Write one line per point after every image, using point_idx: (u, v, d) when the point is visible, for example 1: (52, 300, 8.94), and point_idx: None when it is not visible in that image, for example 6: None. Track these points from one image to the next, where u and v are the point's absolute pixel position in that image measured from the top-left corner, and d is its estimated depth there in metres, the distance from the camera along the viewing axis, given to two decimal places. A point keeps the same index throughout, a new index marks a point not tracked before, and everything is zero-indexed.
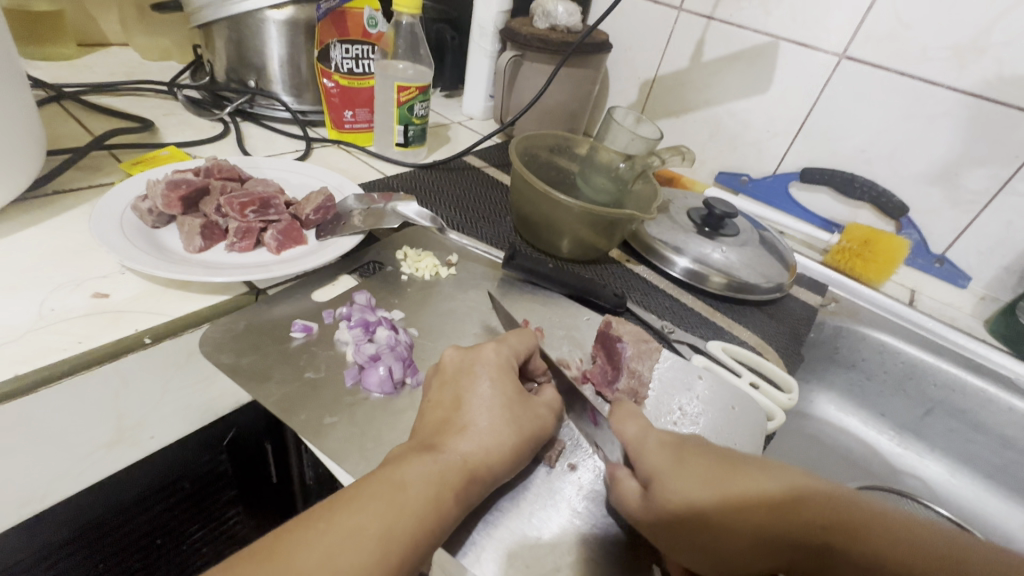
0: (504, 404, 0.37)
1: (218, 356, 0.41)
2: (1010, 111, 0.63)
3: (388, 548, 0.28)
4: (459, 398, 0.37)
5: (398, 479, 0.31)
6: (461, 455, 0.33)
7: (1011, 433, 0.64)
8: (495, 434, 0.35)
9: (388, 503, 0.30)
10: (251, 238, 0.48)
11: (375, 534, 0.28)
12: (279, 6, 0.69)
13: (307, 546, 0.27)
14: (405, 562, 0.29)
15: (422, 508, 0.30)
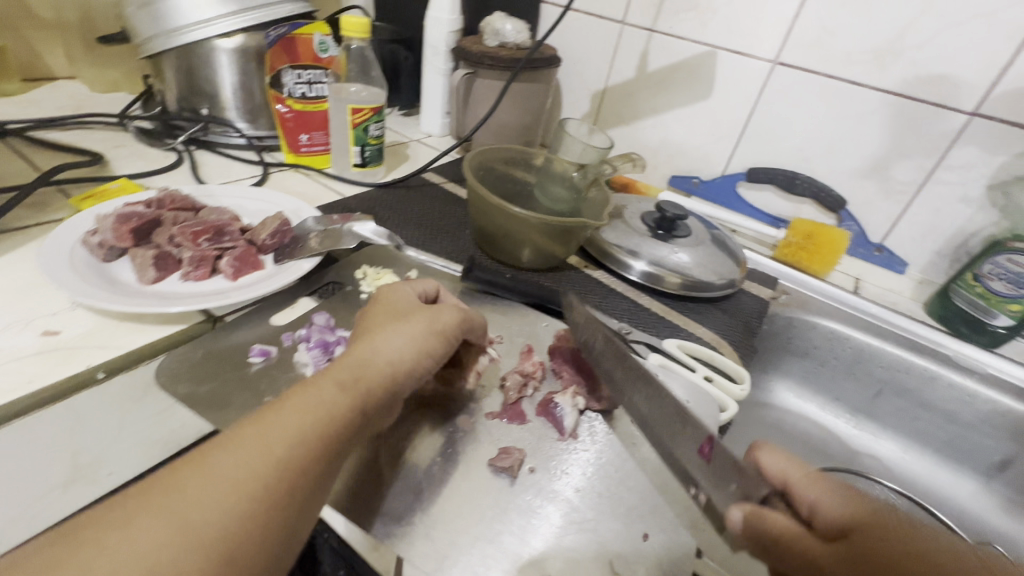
0: (399, 319, 0.42)
1: (175, 386, 0.40)
2: (929, 107, 0.68)
3: (286, 442, 0.31)
4: (359, 328, 0.42)
5: (294, 390, 0.35)
6: (335, 384, 0.35)
7: (953, 407, 0.68)
8: (387, 336, 0.40)
9: (281, 406, 0.33)
10: (207, 266, 0.48)
11: (268, 431, 0.31)
12: (228, 35, 0.70)
13: (175, 489, 0.28)
14: (306, 445, 0.32)
15: (317, 400, 0.34)
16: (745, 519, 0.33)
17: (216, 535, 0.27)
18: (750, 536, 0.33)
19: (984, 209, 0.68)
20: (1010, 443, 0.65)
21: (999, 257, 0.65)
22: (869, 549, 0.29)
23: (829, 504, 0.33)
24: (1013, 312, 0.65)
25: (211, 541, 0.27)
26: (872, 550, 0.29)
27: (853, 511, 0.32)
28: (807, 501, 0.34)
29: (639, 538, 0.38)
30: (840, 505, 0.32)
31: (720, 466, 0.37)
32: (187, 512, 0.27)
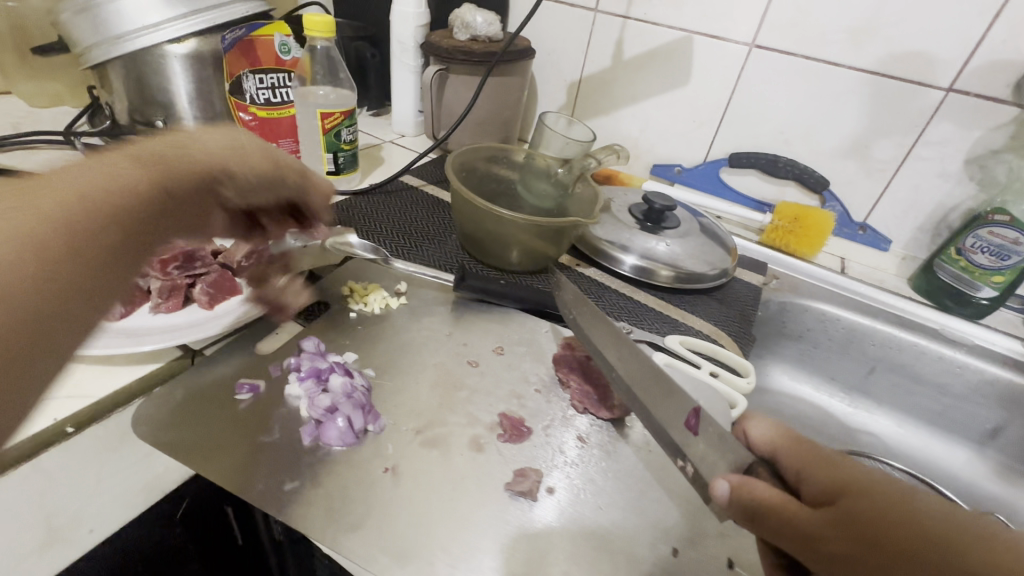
0: (265, 161, 0.36)
1: (156, 434, 0.37)
2: (906, 85, 0.68)
3: (86, 193, 0.25)
4: (237, 155, 0.34)
5: (142, 153, 0.29)
6: (173, 175, 0.30)
7: (944, 379, 0.69)
8: (234, 159, 0.34)
9: (94, 168, 0.27)
10: (178, 296, 0.44)
11: (76, 185, 0.26)
12: (179, 39, 0.64)
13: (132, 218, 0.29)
14: (145, 194, 0.28)
15: (144, 156, 0.29)
16: (731, 489, 0.33)
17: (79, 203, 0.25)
18: (739, 503, 0.33)
19: (963, 182, 0.69)
20: (999, 411, 0.67)
21: (980, 230, 0.66)
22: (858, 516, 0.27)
23: (817, 473, 0.32)
24: (997, 284, 0.66)
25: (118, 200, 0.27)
26: (866, 517, 0.27)
27: (840, 474, 0.31)
28: (795, 471, 0.33)
29: (669, 554, 0.36)
30: (826, 473, 0.31)
31: (705, 439, 0.37)
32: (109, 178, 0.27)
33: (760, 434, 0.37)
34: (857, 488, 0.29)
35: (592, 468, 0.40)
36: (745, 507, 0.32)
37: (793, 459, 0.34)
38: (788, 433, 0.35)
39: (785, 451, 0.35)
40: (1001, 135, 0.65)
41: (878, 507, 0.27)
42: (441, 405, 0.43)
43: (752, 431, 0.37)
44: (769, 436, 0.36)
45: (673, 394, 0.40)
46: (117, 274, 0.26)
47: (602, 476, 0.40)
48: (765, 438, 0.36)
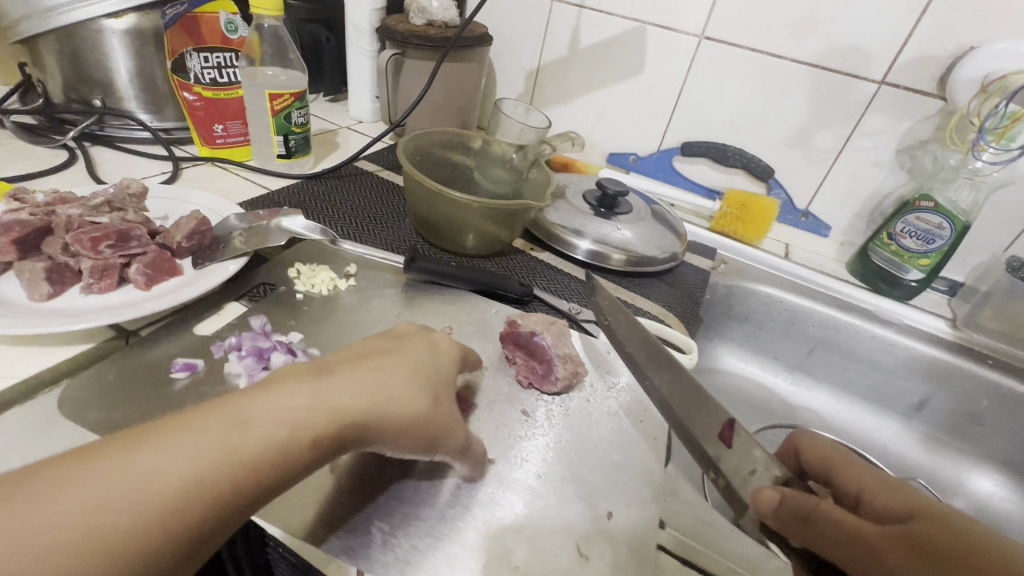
0: None
1: (84, 414, 0.35)
2: (843, 77, 0.71)
3: None
4: None
5: None
6: None
7: (876, 357, 0.73)
8: None
9: None
10: (112, 276, 0.43)
11: None
12: (117, 14, 0.62)
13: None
14: None
15: None
16: (781, 496, 0.34)
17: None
18: (788, 506, 0.34)
19: (894, 171, 0.73)
20: (925, 385, 0.72)
21: (908, 215, 0.69)
22: (921, 530, 0.32)
23: (879, 495, 0.36)
24: (923, 266, 0.70)
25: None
26: (928, 537, 0.31)
27: (898, 498, 0.35)
28: (855, 492, 0.38)
29: (603, 516, 0.38)
30: (891, 493, 0.36)
31: (740, 451, 0.38)
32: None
33: (808, 440, 0.44)
34: (922, 511, 0.33)
35: (534, 442, 0.42)
36: (798, 509, 0.33)
37: (851, 480, 0.39)
38: (841, 453, 0.42)
39: (842, 469, 0.40)
40: (928, 126, 0.69)
41: (947, 534, 0.31)
42: None
43: (809, 438, 0.44)
44: (825, 452, 0.43)
45: (707, 405, 0.41)
46: None
47: (542, 448, 0.42)
48: (816, 452, 0.43)
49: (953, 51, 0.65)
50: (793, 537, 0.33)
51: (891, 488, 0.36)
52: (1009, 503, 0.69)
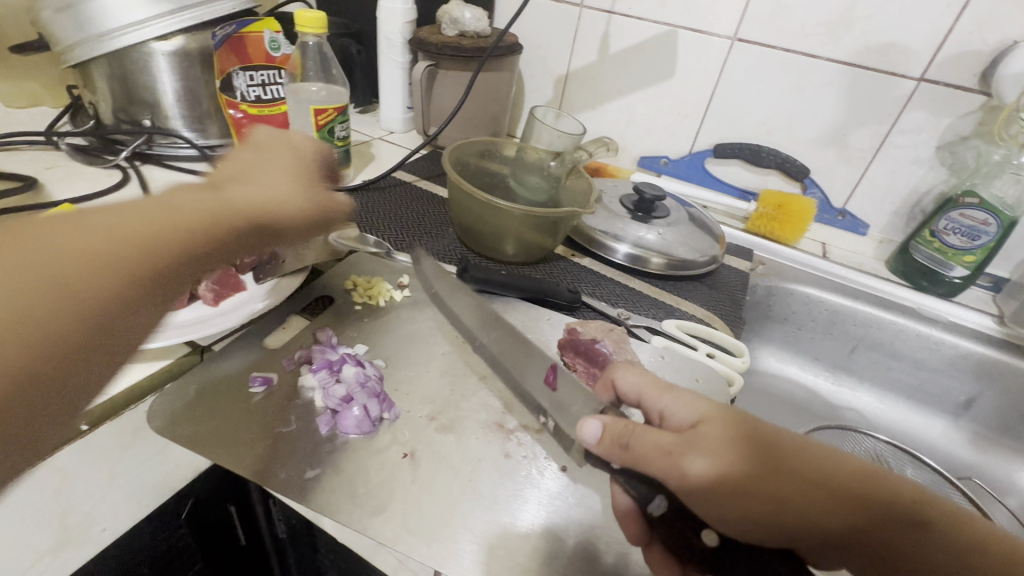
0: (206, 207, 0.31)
1: (174, 429, 0.36)
2: (880, 75, 0.71)
3: (96, 244, 0.25)
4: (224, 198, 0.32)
5: (174, 203, 0.29)
6: (176, 208, 0.29)
7: (921, 355, 0.73)
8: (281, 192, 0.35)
9: (162, 207, 0.29)
10: (182, 291, 0.42)
11: (192, 211, 0.30)
12: (166, 37, 0.64)
13: (39, 231, 0.24)
14: (189, 235, 0.29)
15: (192, 217, 0.29)
16: (604, 426, 0.35)
17: (174, 254, 0.28)
18: (612, 435, 0.35)
19: (935, 168, 0.73)
20: (973, 383, 0.71)
21: (952, 213, 0.69)
22: (708, 438, 0.32)
23: (674, 408, 0.36)
24: (967, 263, 0.70)
25: (156, 266, 0.27)
26: (727, 450, 0.31)
27: (697, 408, 0.34)
28: (658, 410, 0.37)
29: None
30: (688, 406, 0.35)
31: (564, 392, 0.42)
32: (55, 264, 0.24)
33: (626, 373, 0.40)
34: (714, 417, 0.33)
35: None
36: (617, 438, 0.34)
37: (656, 404, 0.37)
38: (653, 379, 0.39)
39: (647, 392, 0.38)
40: (969, 122, 0.69)
41: (730, 432, 0.32)
42: (453, 393, 0.44)
43: (620, 370, 0.40)
44: (631, 380, 0.39)
45: (533, 354, 0.45)
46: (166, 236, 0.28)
47: None
48: (626, 379, 0.39)
49: (996, 46, 0.64)
50: (618, 460, 0.34)
51: (682, 398, 0.35)
52: None
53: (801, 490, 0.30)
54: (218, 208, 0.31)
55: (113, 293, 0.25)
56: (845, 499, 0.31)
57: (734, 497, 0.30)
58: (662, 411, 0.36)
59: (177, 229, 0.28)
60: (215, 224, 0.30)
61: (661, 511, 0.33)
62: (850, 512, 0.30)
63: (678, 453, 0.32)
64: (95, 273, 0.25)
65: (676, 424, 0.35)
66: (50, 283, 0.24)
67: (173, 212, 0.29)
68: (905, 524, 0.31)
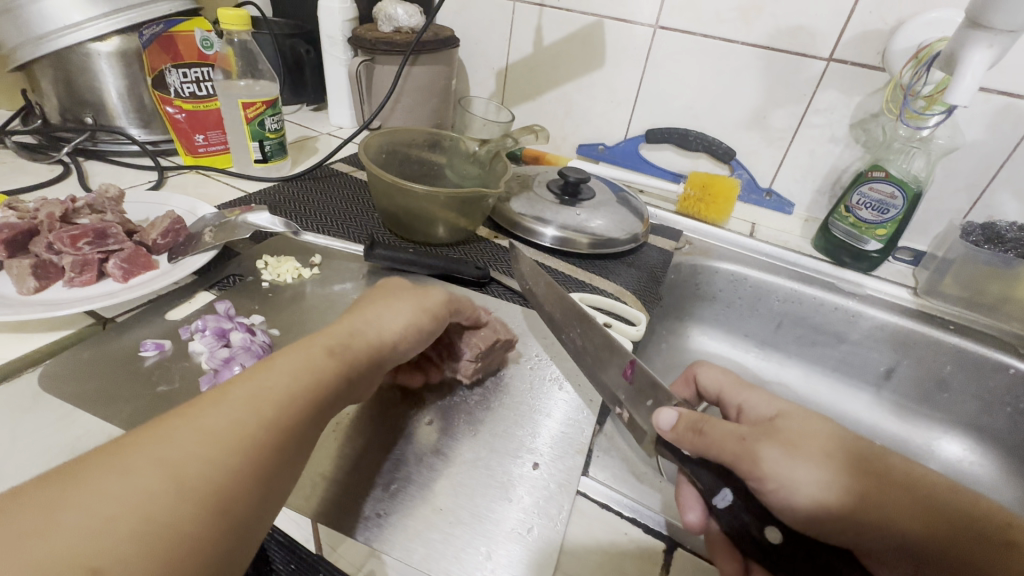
0: (258, 396, 0.29)
1: (61, 388, 0.39)
2: (793, 57, 0.73)
3: (183, 461, 0.25)
4: (269, 380, 0.30)
5: (215, 411, 0.28)
6: (228, 404, 0.28)
7: (841, 328, 0.74)
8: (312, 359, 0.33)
9: (216, 412, 0.28)
10: (92, 270, 0.48)
11: (249, 408, 0.28)
12: (102, 38, 0.67)
13: (116, 462, 0.25)
14: (254, 447, 0.28)
15: (244, 413, 0.28)
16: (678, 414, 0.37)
17: (262, 425, 0.28)
18: (686, 421, 0.37)
19: (851, 146, 0.75)
20: (891, 353, 0.73)
21: (863, 188, 0.70)
22: (788, 432, 0.35)
23: (752, 404, 0.42)
24: (880, 237, 0.71)
25: (252, 440, 0.27)
26: (790, 433, 0.35)
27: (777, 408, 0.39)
28: (738, 404, 0.44)
29: (529, 468, 0.40)
30: (765, 402, 0.41)
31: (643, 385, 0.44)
32: (145, 483, 0.24)
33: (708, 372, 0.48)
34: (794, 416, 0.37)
35: (472, 403, 0.45)
36: (691, 423, 0.36)
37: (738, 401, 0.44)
38: (734, 377, 0.46)
39: (732, 391, 0.45)
40: (877, 99, 0.71)
41: (805, 430, 0.35)
42: None
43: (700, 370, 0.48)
44: (716, 380, 0.47)
45: (615, 351, 0.48)
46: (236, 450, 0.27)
47: (476, 411, 0.44)
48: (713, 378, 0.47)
49: (894, 24, 0.66)
50: (688, 446, 0.36)
51: (761, 396, 0.42)
52: (978, 467, 0.69)
53: (871, 483, 0.33)
54: (265, 399, 0.29)
55: (224, 469, 0.26)
56: (918, 503, 0.32)
57: (798, 477, 0.32)
58: (741, 406, 0.43)
59: (232, 435, 0.27)
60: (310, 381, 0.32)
61: (728, 502, 0.35)
62: (925, 516, 0.32)
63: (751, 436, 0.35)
64: (176, 514, 0.24)
65: (757, 416, 0.41)
66: (149, 509, 0.23)
67: (224, 416, 0.28)
68: (978, 538, 0.31)
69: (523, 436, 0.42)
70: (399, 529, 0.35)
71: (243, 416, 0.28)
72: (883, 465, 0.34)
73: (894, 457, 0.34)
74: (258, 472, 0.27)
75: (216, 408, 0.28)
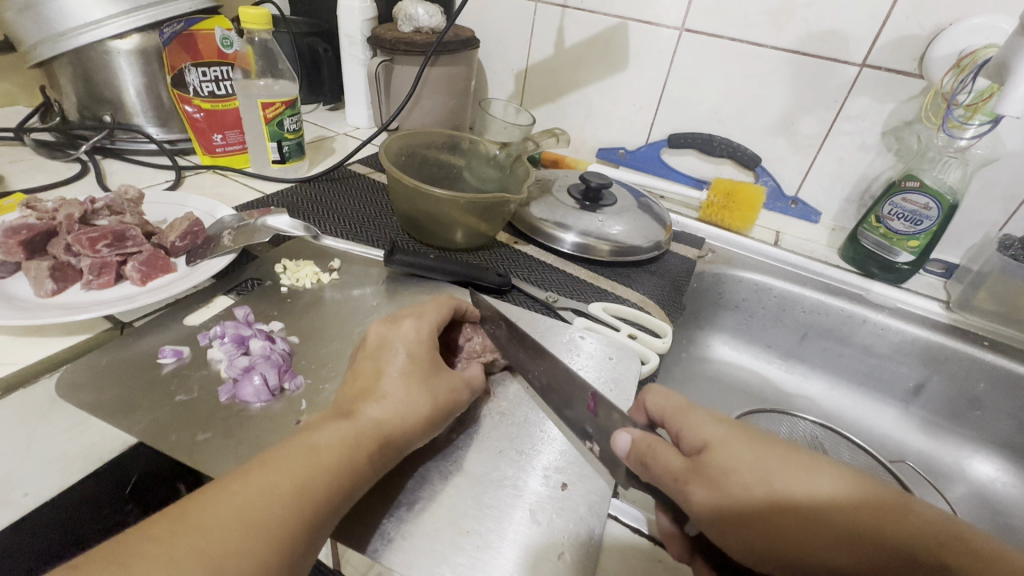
0: (296, 491, 0.30)
1: (79, 395, 0.38)
2: (825, 62, 0.71)
3: (217, 559, 0.26)
4: (306, 469, 0.31)
5: (258, 502, 0.29)
6: (268, 496, 0.29)
7: (870, 342, 0.72)
8: (348, 448, 0.33)
9: (254, 505, 0.28)
10: (110, 273, 0.47)
11: (287, 504, 0.29)
12: (122, 35, 0.66)
13: (155, 552, 0.25)
14: (284, 547, 0.28)
15: (281, 508, 0.29)
16: (630, 441, 0.36)
17: (299, 517, 0.29)
18: (637, 451, 0.35)
19: (882, 154, 0.73)
20: (921, 369, 0.70)
21: (896, 197, 0.68)
22: (719, 470, 0.32)
23: (692, 428, 0.35)
24: (912, 248, 0.69)
25: (281, 541, 0.28)
26: (726, 476, 0.31)
27: (715, 434, 0.34)
28: (676, 433, 0.36)
29: (556, 488, 0.38)
30: (706, 426, 0.34)
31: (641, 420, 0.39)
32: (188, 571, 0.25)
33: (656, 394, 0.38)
34: (725, 442, 0.33)
35: (496, 418, 0.43)
36: (639, 455, 0.35)
37: (678, 426, 0.36)
38: (681, 402, 0.37)
39: (670, 411, 0.37)
40: (912, 107, 0.69)
41: (738, 470, 0.32)
42: None
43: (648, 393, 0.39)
44: (660, 401, 0.38)
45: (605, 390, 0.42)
46: (269, 547, 0.28)
47: (499, 427, 0.43)
48: (655, 399, 0.38)
49: (932, 31, 0.64)
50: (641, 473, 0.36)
51: (704, 420, 0.35)
52: (1011, 488, 0.67)
53: (807, 524, 0.30)
54: (304, 495, 0.30)
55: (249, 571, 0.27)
56: (848, 532, 0.29)
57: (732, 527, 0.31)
58: (679, 433, 0.35)
59: (267, 530, 0.28)
60: (344, 468, 0.32)
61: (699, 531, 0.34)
62: (852, 547, 0.29)
63: (685, 479, 0.33)
64: None
65: (694, 446, 0.34)
66: None
67: (265, 509, 0.28)
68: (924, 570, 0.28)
69: (549, 454, 0.41)
70: (424, 551, 0.34)
71: (281, 511, 0.29)
72: (815, 496, 0.31)
73: (836, 491, 0.31)
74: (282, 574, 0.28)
75: (255, 498, 0.29)
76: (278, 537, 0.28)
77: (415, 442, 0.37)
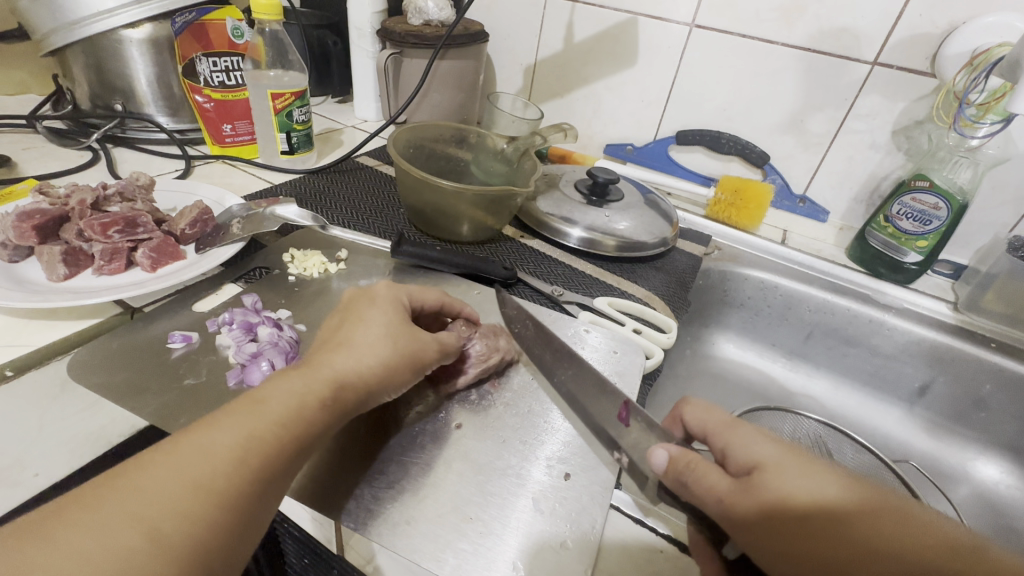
0: (240, 442, 0.30)
1: (90, 377, 0.39)
2: (836, 60, 0.71)
3: (152, 513, 0.26)
4: (251, 421, 0.31)
5: (193, 455, 0.28)
6: (205, 450, 0.29)
7: (876, 342, 0.72)
8: (297, 398, 0.33)
9: (193, 458, 0.28)
10: (121, 259, 0.47)
11: (228, 455, 0.29)
12: (134, 24, 0.67)
13: (90, 509, 0.26)
14: (228, 498, 0.28)
15: (222, 460, 0.29)
16: (667, 456, 0.33)
17: (243, 467, 0.29)
18: (676, 466, 0.33)
19: (891, 153, 0.73)
20: (927, 369, 0.70)
21: (905, 197, 0.68)
22: (773, 493, 0.29)
23: (739, 446, 0.33)
24: (921, 249, 0.69)
25: (223, 491, 0.28)
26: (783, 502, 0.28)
27: (762, 454, 0.31)
28: (720, 450, 0.34)
29: (560, 477, 0.39)
30: (756, 444, 0.32)
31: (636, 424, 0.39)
32: (120, 528, 0.25)
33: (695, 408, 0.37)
34: (777, 464, 0.30)
35: (501, 409, 0.44)
36: (678, 475, 0.32)
37: (718, 441, 0.34)
38: (724, 418, 0.35)
39: (711, 427, 0.35)
40: (923, 105, 0.68)
41: (799, 499, 0.28)
42: None
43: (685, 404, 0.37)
44: (698, 414, 0.36)
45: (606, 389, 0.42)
46: (210, 499, 0.27)
47: (504, 418, 0.43)
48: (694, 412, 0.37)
49: (945, 29, 0.64)
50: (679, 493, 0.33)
51: (752, 438, 0.32)
52: (1015, 491, 0.67)
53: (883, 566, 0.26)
54: (246, 446, 0.30)
55: (189, 522, 0.27)
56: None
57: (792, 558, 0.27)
58: (725, 449, 0.33)
59: (207, 483, 0.28)
60: (294, 420, 0.32)
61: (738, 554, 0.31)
62: None
63: (732, 500, 0.30)
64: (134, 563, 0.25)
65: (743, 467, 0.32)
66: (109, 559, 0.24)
67: (204, 463, 0.28)
68: None
69: (552, 445, 0.41)
70: (429, 537, 0.34)
71: (221, 463, 0.29)
72: (885, 533, 0.27)
73: (918, 533, 0.27)
74: (227, 523, 0.28)
75: (193, 452, 0.28)
76: (219, 488, 0.28)
77: (375, 392, 0.37)
